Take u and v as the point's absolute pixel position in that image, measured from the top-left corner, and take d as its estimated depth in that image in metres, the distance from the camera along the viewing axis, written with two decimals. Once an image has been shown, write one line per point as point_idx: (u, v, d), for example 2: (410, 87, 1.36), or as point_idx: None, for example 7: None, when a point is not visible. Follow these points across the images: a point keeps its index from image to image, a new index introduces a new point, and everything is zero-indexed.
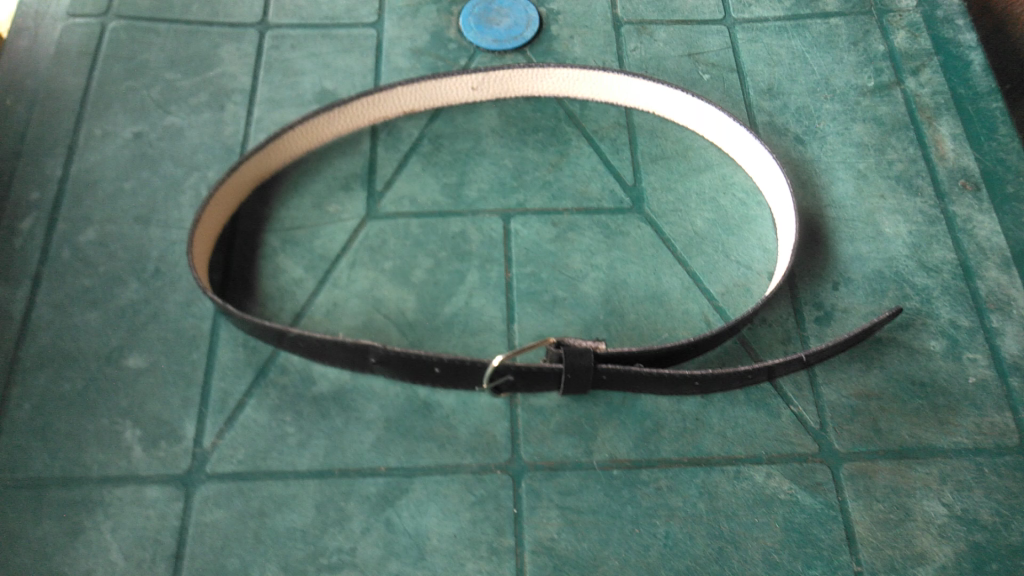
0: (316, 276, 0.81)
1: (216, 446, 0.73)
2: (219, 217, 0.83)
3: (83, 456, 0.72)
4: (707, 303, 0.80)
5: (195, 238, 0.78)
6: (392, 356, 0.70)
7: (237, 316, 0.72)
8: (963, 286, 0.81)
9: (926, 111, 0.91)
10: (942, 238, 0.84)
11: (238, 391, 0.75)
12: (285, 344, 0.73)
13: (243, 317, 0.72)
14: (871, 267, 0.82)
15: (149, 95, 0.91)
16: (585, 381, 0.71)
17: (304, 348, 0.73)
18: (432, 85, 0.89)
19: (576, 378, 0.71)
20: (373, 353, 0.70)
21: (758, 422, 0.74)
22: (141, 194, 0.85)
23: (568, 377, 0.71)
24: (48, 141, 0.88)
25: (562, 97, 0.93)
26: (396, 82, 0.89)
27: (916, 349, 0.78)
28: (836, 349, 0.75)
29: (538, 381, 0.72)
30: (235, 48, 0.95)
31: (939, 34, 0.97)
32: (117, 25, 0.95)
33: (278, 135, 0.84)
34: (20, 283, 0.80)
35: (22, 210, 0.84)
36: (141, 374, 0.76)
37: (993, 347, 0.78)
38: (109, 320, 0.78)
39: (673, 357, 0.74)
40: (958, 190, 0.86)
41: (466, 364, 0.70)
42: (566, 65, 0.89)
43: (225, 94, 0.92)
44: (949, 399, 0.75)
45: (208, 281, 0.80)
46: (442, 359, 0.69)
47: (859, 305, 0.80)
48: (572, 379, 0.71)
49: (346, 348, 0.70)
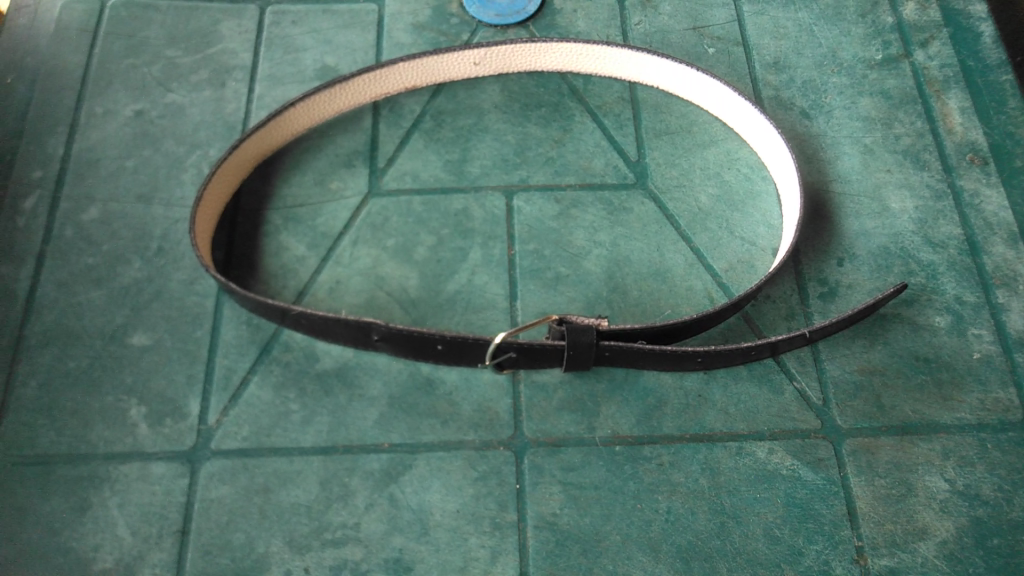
0: (319, 254, 0.81)
1: (221, 423, 0.73)
2: (221, 195, 0.83)
3: (90, 434, 0.73)
4: (710, 279, 0.80)
5: (197, 216, 0.78)
6: (394, 334, 0.70)
7: (240, 293, 0.72)
8: (969, 262, 0.80)
9: (934, 85, 0.90)
10: (949, 213, 0.83)
11: (242, 368, 0.75)
12: (289, 322, 0.74)
13: (246, 295, 0.72)
14: (877, 242, 0.82)
15: (150, 72, 0.91)
16: (588, 359, 0.71)
17: (307, 326, 0.73)
18: (434, 60, 0.88)
19: (578, 356, 0.71)
20: (375, 331, 0.71)
21: (761, 398, 0.74)
22: (143, 172, 0.85)
23: (571, 355, 0.71)
24: (50, 119, 0.88)
25: (565, 72, 0.92)
26: (397, 58, 0.88)
27: (921, 325, 0.77)
28: (840, 326, 0.75)
29: (541, 358, 0.72)
30: (235, 25, 0.94)
31: (949, 5, 0.95)
32: (116, 1, 0.95)
33: (279, 112, 0.84)
34: (23, 262, 0.80)
35: (24, 189, 0.84)
36: (146, 352, 0.76)
37: (999, 323, 0.77)
38: (113, 298, 0.79)
39: (677, 334, 0.74)
40: (966, 164, 0.85)
41: (468, 342, 0.70)
42: (569, 40, 0.88)
43: (226, 71, 0.92)
44: (953, 375, 0.75)
45: (211, 260, 0.80)
46: (445, 336, 0.69)
47: (864, 281, 0.80)
48: (574, 357, 0.71)
49: (349, 326, 0.71)
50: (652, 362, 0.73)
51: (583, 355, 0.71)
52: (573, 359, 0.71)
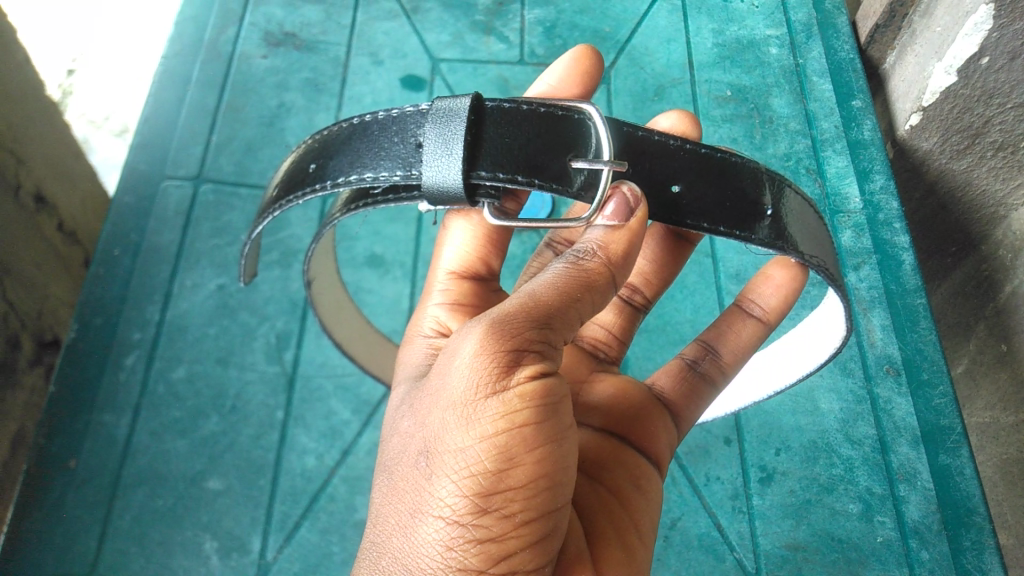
0: (361, 418, 1.01)
1: (277, 558, 0.92)
2: (643, 393, 0.73)
3: (171, 562, 0.91)
4: (674, 461, 1.01)
5: (653, 413, 0.71)
6: (714, 194, 0.60)
7: (712, 183, 0.60)
8: (880, 458, 1.00)
9: (862, 303, 1.11)
10: (866, 415, 1.03)
11: (295, 513, 0.95)
12: (690, 176, 0.60)
13: (709, 183, 0.60)
14: (807, 437, 1.03)
15: (231, 251, 1.13)
16: (462, 201, 0.58)
17: (718, 187, 0.61)
18: (732, 335, 0.79)
19: (496, 150, 0.57)
20: (725, 201, 0.61)
21: (707, 563, 0.95)
22: (222, 339, 1.05)
23: (467, 142, 0.57)
24: (149, 288, 1.09)
25: (769, 317, 0.78)
26: (687, 355, 0.79)
27: (837, 511, 0.98)
28: (726, 202, 0.61)
29: (566, 150, 0.58)
30: (302, 213, 1.16)
31: (879, 235, 1.17)
32: (207, 187, 1.18)
33: (613, 436, 0.67)
34: (124, 412, 1.00)
35: (126, 348, 1.04)
36: (218, 494, 0.95)
37: (900, 513, 0.97)
38: (193, 447, 0.98)
39: (546, 162, 0.57)
40: (883, 374, 1.06)
41: (557, 140, 0.58)
42: (762, 332, 0.79)
43: (292, 254, 1.13)
44: (860, 554, 0.95)
45: (754, 216, 0.61)
46: (732, 207, 0.61)
47: (794, 469, 1.01)
48: (443, 119, 0.57)
49: (709, 179, 0.60)
50: (366, 142, 0.60)
51: (402, 156, 0.58)
52: (416, 128, 0.58)
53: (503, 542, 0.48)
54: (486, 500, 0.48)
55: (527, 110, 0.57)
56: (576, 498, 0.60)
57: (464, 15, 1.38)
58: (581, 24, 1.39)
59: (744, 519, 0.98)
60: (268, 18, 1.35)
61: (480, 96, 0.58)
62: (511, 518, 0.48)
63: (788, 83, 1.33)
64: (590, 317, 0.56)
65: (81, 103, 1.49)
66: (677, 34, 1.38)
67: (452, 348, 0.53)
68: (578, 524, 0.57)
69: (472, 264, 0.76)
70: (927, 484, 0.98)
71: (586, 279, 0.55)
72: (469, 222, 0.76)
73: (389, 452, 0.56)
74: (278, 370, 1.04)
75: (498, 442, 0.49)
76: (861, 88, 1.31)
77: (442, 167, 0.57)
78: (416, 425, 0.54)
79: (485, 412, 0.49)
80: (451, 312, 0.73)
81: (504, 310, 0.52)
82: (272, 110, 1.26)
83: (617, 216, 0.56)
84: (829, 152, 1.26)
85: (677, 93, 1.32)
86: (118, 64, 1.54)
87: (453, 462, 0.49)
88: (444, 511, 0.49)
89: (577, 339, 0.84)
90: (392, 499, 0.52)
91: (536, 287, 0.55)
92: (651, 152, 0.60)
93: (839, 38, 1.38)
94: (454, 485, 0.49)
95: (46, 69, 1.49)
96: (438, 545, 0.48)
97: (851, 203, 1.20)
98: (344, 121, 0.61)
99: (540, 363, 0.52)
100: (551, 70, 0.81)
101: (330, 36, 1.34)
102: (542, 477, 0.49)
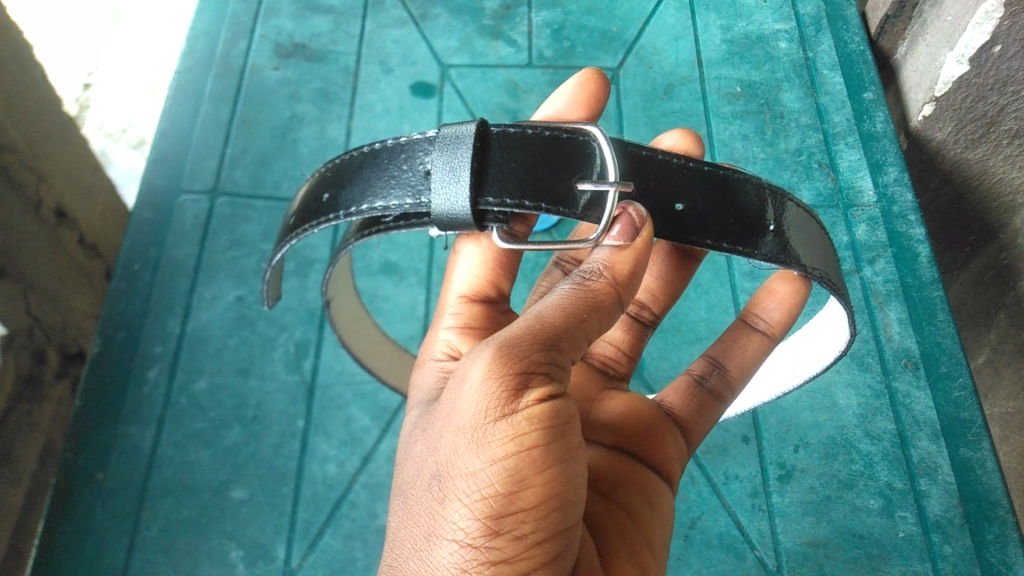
0: (380, 425, 1.02)
1: (301, 565, 0.94)
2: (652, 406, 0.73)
3: (198, 571, 0.93)
4: (692, 461, 1.01)
5: (663, 427, 0.72)
6: (717, 209, 0.61)
7: (715, 199, 0.61)
8: (900, 453, 1.00)
9: (878, 297, 1.11)
10: (885, 410, 1.03)
11: (318, 521, 0.96)
12: (694, 192, 0.60)
13: (713, 199, 0.61)
14: (826, 433, 1.02)
15: (248, 263, 1.14)
16: (470, 226, 0.58)
17: (720, 202, 0.61)
18: (738, 349, 0.79)
19: (503, 174, 0.58)
20: (728, 216, 0.61)
21: (728, 562, 0.95)
22: (242, 350, 1.07)
23: (473, 169, 0.57)
24: (169, 301, 1.11)
25: (773, 331, 0.79)
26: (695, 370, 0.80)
27: (857, 507, 0.97)
28: (729, 218, 0.61)
29: (571, 172, 0.58)
30: None
31: (894, 229, 1.16)
32: (222, 200, 1.19)
33: (623, 451, 0.68)
34: (148, 424, 1.01)
35: (148, 361, 1.06)
36: (242, 503, 0.97)
37: (922, 508, 0.97)
38: (216, 458, 1.00)
39: (552, 185, 0.58)
40: (901, 368, 1.05)
41: (563, 162, 0.58)
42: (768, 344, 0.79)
43: (308, 264, 1.14)
44: (881, 549, 0.95)
45: (756, 230, 0.62)
46: (735, 222, 0.61)
47: (813, 465, 1.00)
48: (450, 146, 0.58)
49: (711, 195, 0.61)
50: (376, 170, 0.61)
51: (412, 184, 0.59)
52: (424, 154, 0.59)
53: (515, 563, 0.49)
54: (498, 522, 0.49)
55: (532, 134, 0.58)
56: (588, 516, 0.61)
57: (472, 20, 1.38)
58: (589, 25, 1.39)
59: (765, 516, 0.98)
60: (279, 31, 1.36)
61: (485, 122, 0.59)
62: (523, 539, 0.49)
63: (798, 77, 1.32)
64: (597, 336, 0.57)
65: (98, 117, 1.52)
66: (685, 32, 1.38)
67: (462, 372, 0.54)
68: (590, 541, 0.58)
69: (483, 283, 0.77)
70: (948, 478, 0.98)
71: (591, 300, 0.55)
72: (478, 245, 0.76)
73: (404, 475, 0.57)
74: (297, 379, 1.05)
75: (509, 464, 0.49)
76: (872, 80, 1.30)
77: (451, 194, 0.57)
78: (428, 447, 0.55)
79: (495, 435, 0.50)
80: (462, 335, 0.74)
81: (511, 334, 0.53)
82: (284, 122, 1.27)
83: (623, 236, 0.57)
84: (841, 145, 1.25)
85: (686, 91, 1.32)
86: (132, 75, 1.56)
87: (465, 485, 0.50)
88: (457, 533, 0.49)
89: (586, 356, 0.84)
90: (407, 522, 0.53)
91: (543, 309, 0.55)
92: (654, 170, 0.60)
93: (849, 30, 1.37)
94: (466, 508, 0.50)
95: (64, 84, 1.52)
96: (452, 567, 0.49)
97: (864, 197, 1.20)
98: (355, 149, 0.62)
99: (548, 384, 0.52)
100: (557, 95, 0.82)
101: (340, 46, 1.35)
102: (552, 497, 0.50)
